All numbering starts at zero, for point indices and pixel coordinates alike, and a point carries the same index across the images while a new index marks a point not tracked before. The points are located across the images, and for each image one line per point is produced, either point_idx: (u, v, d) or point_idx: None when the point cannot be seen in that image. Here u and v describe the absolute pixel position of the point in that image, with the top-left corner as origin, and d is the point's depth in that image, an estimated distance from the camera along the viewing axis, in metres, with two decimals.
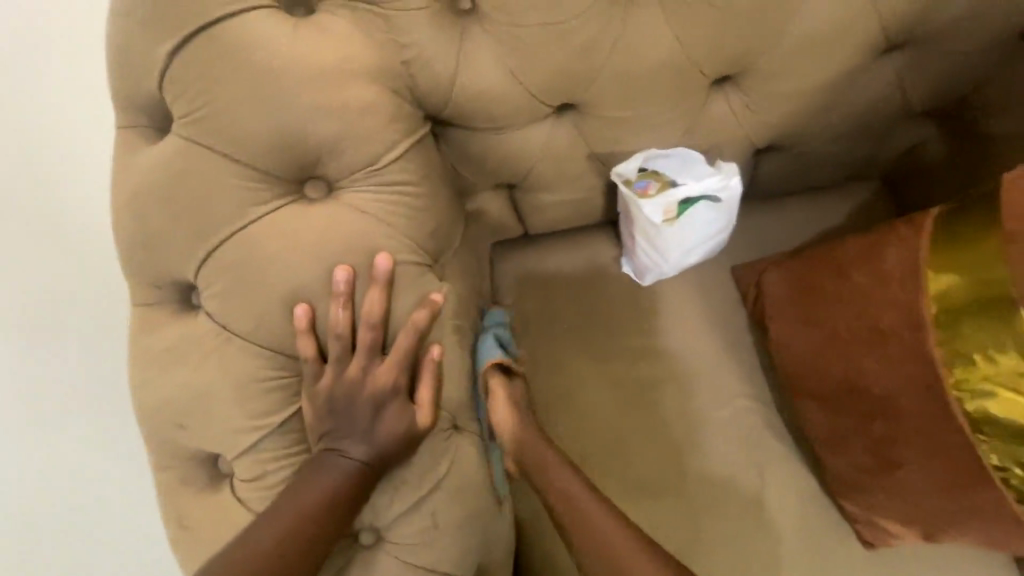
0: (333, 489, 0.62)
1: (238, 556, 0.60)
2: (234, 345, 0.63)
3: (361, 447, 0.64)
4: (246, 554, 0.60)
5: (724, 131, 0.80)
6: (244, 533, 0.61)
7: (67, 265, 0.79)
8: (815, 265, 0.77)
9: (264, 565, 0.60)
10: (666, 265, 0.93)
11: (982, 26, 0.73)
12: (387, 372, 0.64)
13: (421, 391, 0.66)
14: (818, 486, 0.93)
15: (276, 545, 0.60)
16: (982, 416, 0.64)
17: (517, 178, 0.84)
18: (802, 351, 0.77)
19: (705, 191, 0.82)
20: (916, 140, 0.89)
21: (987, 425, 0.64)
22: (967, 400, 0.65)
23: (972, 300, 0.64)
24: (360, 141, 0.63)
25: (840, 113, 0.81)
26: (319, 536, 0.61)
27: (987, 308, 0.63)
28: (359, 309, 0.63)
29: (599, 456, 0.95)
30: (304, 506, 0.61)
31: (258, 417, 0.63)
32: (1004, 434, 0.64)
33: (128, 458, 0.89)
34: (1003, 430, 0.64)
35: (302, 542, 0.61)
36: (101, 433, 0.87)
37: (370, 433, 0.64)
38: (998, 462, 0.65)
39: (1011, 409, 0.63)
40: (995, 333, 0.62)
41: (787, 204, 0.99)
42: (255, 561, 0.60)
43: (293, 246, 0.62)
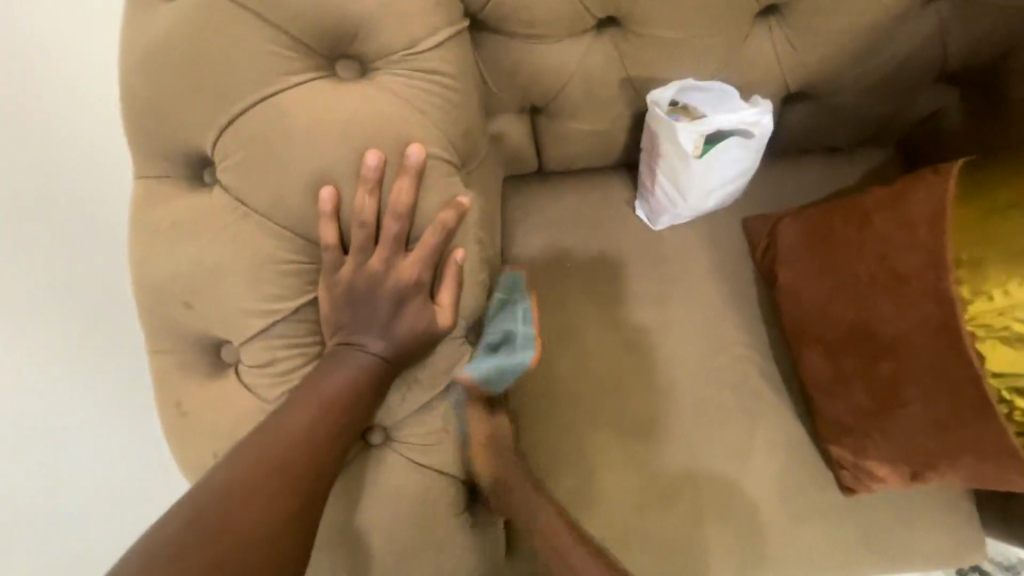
0: (354, 380, 0.61)
1: (256, 442, 0.57)
2: (251, 223, 0.59)
3: (379, 343, 0.62)
4: (265, 439, 0.57)
5: (760, 68, 0.79)
6: (264, 421, 0.59)
7: (78, 144, 0.76)
8: (835, 212, 0.78)
9: (281, 449, 0.57)
10: (685, 207, 0.92)
11: None
12: (414, 270, 0.61)
13: (445, 296, 0.64)
14: (807, 438, 0.95)
15: (296, 432, 0.58)
16: (996, 352, 0.65)
17: (548, 95, 0.82)
18: (813, 296, 0.78)
19: (738, 125, 0.80)
20: (936, 105, 0.88)
21: (1000, 359, 0.65)
22: (982, 336, 0.66)
23: (996, 241, 0.66)
24: (401, 20, 0.59)
25: (876, 63, 0.80)
26: (337, 428, 0.60)
27: (1011, 248, 0.65)
28: (386, 200, 0.60)
29: (595, 394, 0.96)
30: (325, 395, 0.60)
31: (273, 302, 0.61)
32: (1015, 366, 0.65)
33: (121, 353, 0.86)
34: (1015, 363, 0.65)
35: (323, 430, 0.59)
36: (96, 324, 0.83)
37: (388, 329, 0.62)
38: (1003, 394, 0.66)
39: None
40: (1018, 272, 0.64)
41: (804, 162, 0.99)
42: (274, 444, 0.57)
43: (322, 123, 0.58)
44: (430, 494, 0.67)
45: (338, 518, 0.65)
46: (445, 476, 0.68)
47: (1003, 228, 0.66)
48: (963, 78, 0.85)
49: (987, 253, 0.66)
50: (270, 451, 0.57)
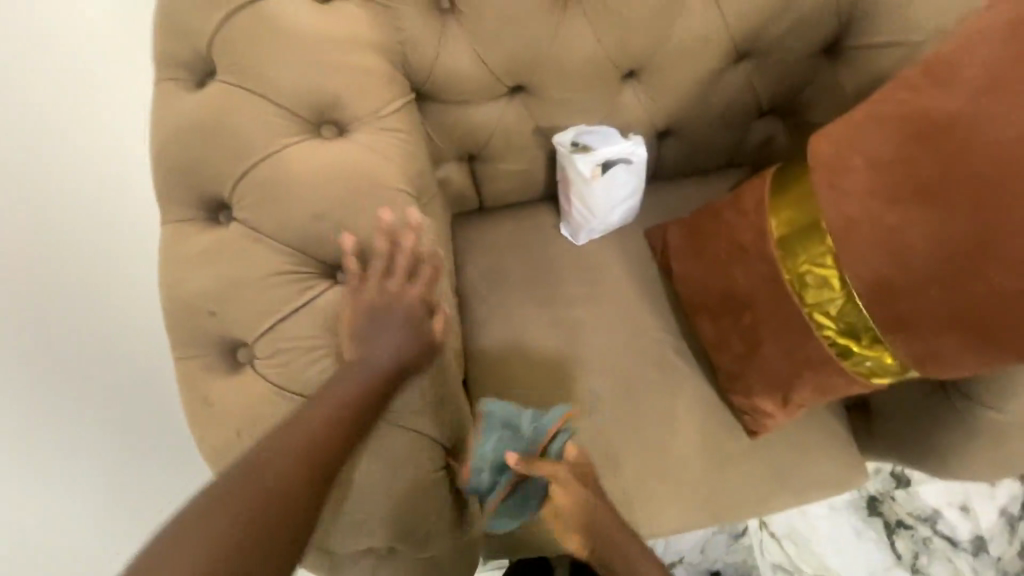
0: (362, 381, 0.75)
1: (292, 431, 0.70)
2: (263, 246, 0.79)
3: (389, 351, 0.78)
4: (302, 430, 0.71)
5: (633, 114, 1.08)
6: (296, 417, 0.72)
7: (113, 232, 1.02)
8: (701, 213, 1.05)
9: (317, 435, 0.71)
10: (596, 221, 1.17)
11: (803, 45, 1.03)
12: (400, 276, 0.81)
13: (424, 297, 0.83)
14: (720, 397, 1.17)
15: (325, 423, 0.72)
16: (809, 292, 0.88)
17: (480, 144, 1.07)
18: (695, 276, 1.04)
19: (621, 155, 1.08)
20: (764, 133, 1.20)
21: (812, 297, 0.88)
22: (796, 282, 0.89)
23: (798, 214, 0.89)
24: (367, 95, 0.83)
25: (714, 106, 1.11)
26: (358, 419, 0.74)
27: (808, 219, 0.88)
28: (363, 221, 0.81)
29: (543, 379, 1.16)
30: (339, 397, 0.74)
31: (279, 304, 0.78)
32: (819, 300, 0.88)
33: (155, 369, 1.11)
34: (821, 297, 0.88)
35: (346, 420, 0.73)
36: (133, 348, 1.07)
37: (398, 339, 0.79)
38: (818, 321, 0.89)
39: (825, 284, 0.87)
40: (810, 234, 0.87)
41: (683, 182, 1.27)
42: (310, 433, 0.71)
43: (314, 169, 0.80)
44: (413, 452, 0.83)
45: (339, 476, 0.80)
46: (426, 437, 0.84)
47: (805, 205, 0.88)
48: (779, 112, 1.17)
49: (793, 224, 0.89)
50: (308, 438, 0.70)
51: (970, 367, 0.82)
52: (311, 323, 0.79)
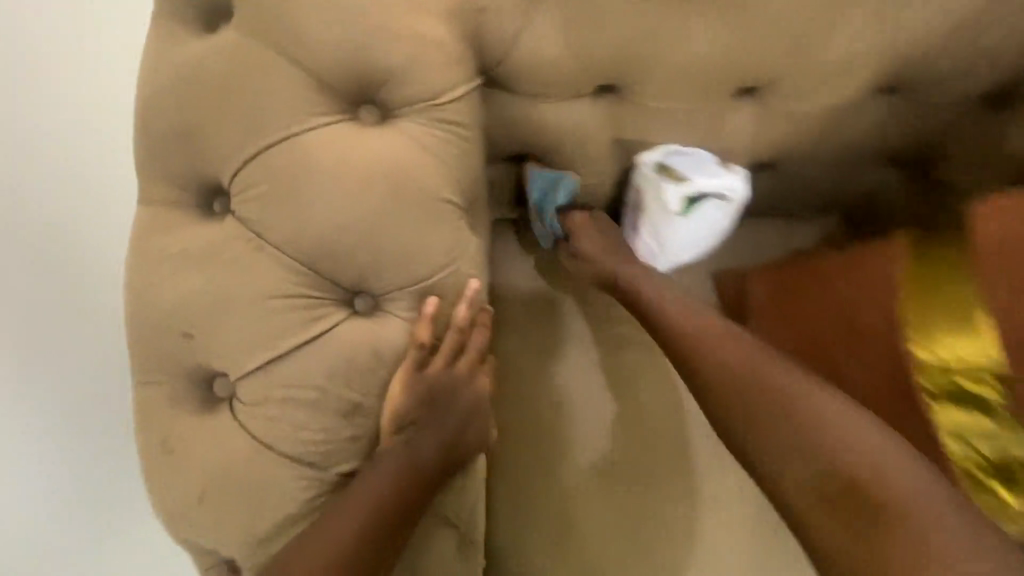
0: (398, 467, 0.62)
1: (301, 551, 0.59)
2: (264, 254, 0.59)
3: (431, 446, 0.64)
4: (310, 549, 0.59)
5: (737, 138, 0.88)
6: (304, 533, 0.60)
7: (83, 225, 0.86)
8: (799, 271, 0.87)
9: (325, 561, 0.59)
10: (665, 259, 0.98)
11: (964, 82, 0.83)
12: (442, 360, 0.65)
13: (462, 365, 0.66)
14: None
15: (334, 543, 0.59)
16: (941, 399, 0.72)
17: (546, 148, 0.88)
18: (781, 348, 0.85)
19: (718, 189, 0.87)
20: (880, 181, 0.98)
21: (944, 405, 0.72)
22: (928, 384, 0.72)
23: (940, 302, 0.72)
24: (426, 72, 0.63)
25: (835, 142, 0.90)
26: (375, 534, 0.60)
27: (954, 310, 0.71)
28: (398, 239, 0.62)
29: (577, 437, 0.94)
30: (370, 499, 0.61)
31: (274, 336, 0.59)
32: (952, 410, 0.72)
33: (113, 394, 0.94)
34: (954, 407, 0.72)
35: (361, 535, 0.60)
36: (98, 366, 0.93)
37: (438, 432, 0.65)
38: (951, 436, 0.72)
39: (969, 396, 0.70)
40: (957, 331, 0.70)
41: (767, 225, 1.06)
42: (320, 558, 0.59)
43: (346, 163, 0.61)
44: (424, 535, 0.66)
45: None
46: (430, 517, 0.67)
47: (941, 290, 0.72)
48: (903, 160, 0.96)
49: (932, 313, 0.72)
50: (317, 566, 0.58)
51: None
52: (314, 366, 0.60)
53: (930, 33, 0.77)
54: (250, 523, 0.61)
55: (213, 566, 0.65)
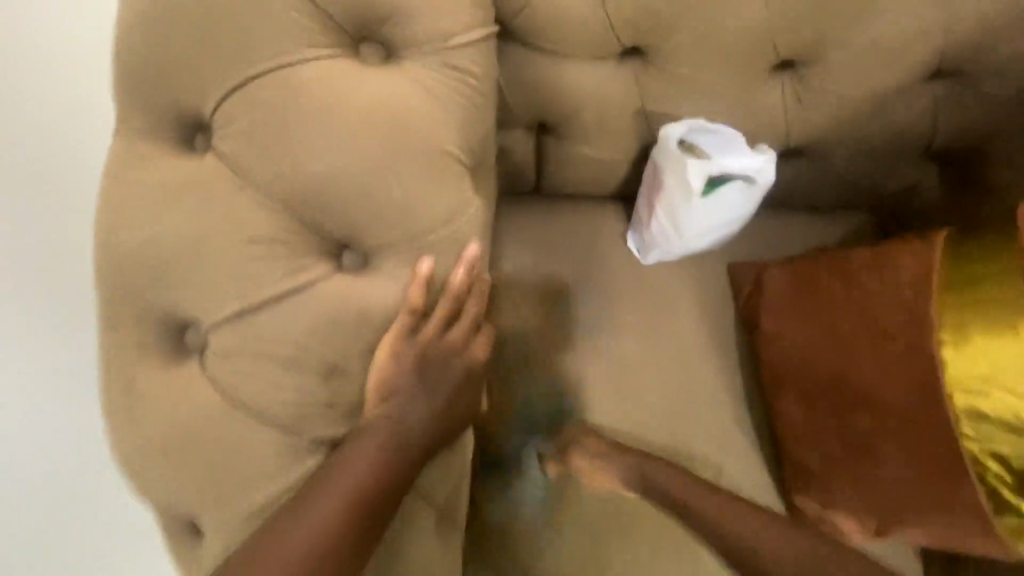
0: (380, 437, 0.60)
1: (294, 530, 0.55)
2: (245, 194, 0.55)
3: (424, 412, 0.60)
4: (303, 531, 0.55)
5: (768, 117, 0.81)
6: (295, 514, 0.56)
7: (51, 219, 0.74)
8: (821, 266, 0.80)
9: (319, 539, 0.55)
10: (678, 243, 0.92)
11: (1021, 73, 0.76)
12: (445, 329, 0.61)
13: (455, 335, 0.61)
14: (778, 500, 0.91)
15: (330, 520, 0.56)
16: (972, 413, 0.67)
17: (562, 114, 0.82)
18: (794, 347, 0.79)
19: (744, 171, 0.81)
20: (915, 180, 0.92)
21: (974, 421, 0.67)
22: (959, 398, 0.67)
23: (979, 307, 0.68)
24: (437, 11, 0.57)
25: (873, 129, 0.84)
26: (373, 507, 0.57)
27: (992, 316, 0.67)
28: (391, 191, 0.57)
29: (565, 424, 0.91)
30: (363, 477, 0.57)
31: (249, 284, 0.55)
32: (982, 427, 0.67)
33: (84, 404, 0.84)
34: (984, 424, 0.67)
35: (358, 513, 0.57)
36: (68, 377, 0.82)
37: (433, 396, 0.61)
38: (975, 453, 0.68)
39: (999, 408, 0.66)
40: (996, 338, 0.66)
41: (790, 219, 0.99)
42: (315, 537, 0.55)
43: (340, 101, 0.55)
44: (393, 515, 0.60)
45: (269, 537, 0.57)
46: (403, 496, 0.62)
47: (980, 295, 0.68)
48: (941, 156, 0.89)
49: (971, 319, 0.68)
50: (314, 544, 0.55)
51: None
52: (293, 323, 0.55)
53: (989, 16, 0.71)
54: (213, 483, 0.57)
55: (172, 526, 0.61)
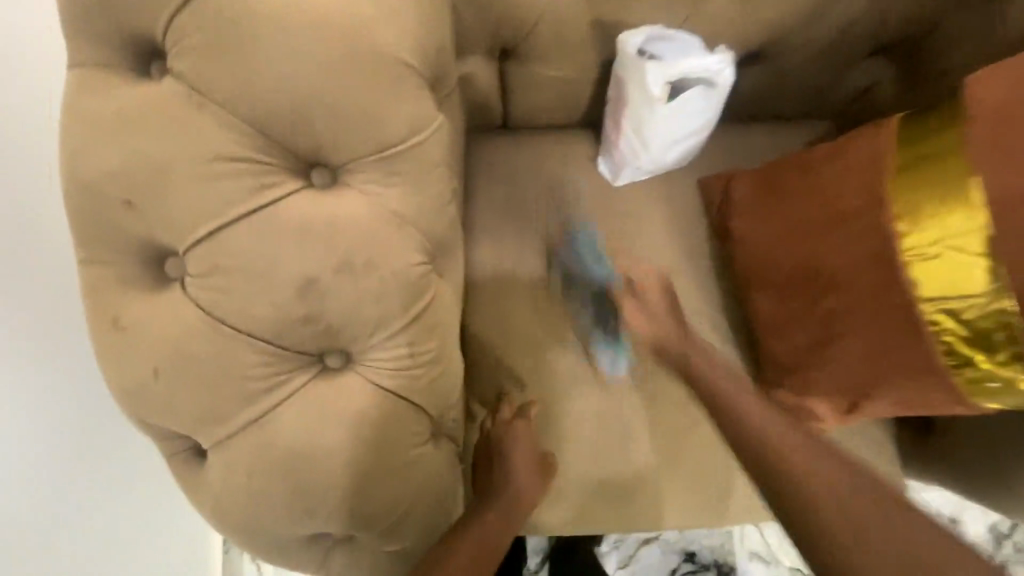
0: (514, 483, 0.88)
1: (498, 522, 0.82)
2: (205, 113, 0.55)
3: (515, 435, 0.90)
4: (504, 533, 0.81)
5: (721, 17, 0.82)
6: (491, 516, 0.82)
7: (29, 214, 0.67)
8: (785, 165, 0.83)
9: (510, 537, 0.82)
10: (647, 157, 0.93)
11: None
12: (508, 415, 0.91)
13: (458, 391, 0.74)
14: None
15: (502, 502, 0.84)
16: (928, 279, 0.69)
17: (520, 32, 0.83)
18: (763, 243, 0.83)
19: (703, 73, 0.83)
20: (871, 79, 0.94)
21: (932, 287, 0.69)
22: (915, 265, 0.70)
23: (933, 176, 0.69)
24: None
25: (826, 24, 0.85)
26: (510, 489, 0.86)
27: (942, 182, 0.69)
28: (350, 104, 0.57)
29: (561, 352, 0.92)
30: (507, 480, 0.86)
31: (221, 200, 0.56)
32: (940, 292, 0.69)
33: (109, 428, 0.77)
34: (942, 289, 0.69)
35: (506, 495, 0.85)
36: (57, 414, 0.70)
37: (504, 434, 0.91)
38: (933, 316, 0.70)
39: (953, 270, 0.68)
40: (949, 203, 0.68)
41: (756, 129, 1.00)
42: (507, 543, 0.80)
43: (286, 11, 0.55)
44: (386, 417, 0.64)
45: (262, 451, 0.60)
46: (395, 404, 0.64)
47: (930, 167, 0.70)
48: (895, 51, 0.91)
49: (924, 189, 0.70)
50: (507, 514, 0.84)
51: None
52: (268, 239, 0.57)
53: None
54: (206, 402, 0.59)
55: (176, 452, 0.63)
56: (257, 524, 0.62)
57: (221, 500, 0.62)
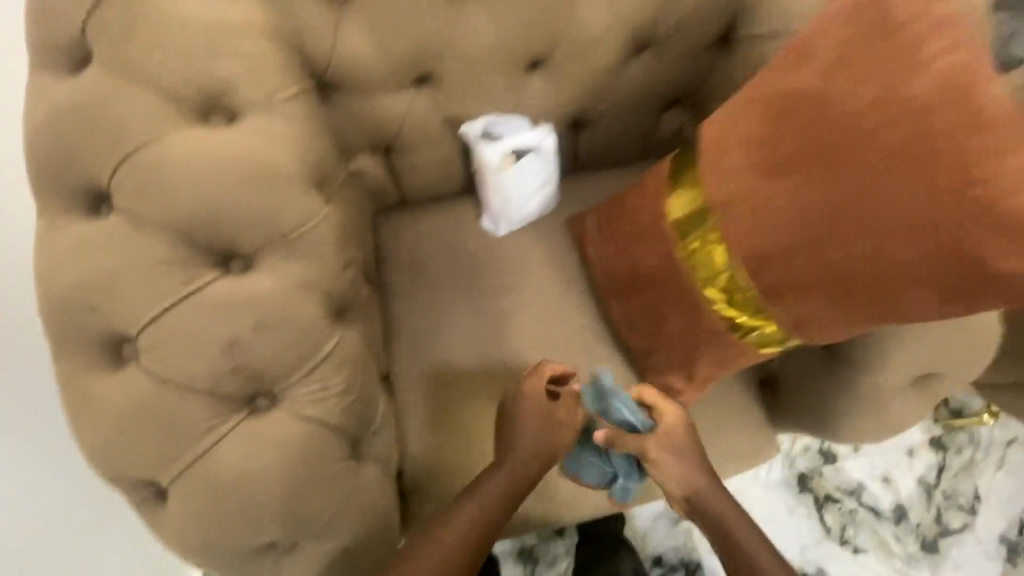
0: (514, 492, 0.96)
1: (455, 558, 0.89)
2: (144, 232, 0.76)
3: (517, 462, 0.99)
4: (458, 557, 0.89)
5: (542, 101, 1.08)
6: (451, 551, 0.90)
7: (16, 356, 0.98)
8: (612, 200, 1.07)
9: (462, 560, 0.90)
10: (512, 210, 1.18)
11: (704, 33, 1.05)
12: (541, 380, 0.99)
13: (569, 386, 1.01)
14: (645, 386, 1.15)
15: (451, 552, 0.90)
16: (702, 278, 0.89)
17: (392, 134, 1.08)
18: (606, 262, 1.06)
19: (530, 144, 1.09)
20: (676, 125, 1.23)
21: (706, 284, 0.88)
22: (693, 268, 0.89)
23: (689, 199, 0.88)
24: (258, 82, 0.82)
25: (624, 94, 1.12)
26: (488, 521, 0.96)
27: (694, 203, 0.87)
28: (253, 209, 0.80)
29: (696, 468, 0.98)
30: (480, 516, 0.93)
31: (160, 293, 0.76)
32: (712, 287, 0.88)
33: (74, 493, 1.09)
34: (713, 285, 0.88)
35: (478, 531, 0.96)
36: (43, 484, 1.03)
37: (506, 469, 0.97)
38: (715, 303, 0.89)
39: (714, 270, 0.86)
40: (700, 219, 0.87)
41: (600, 174, 1.28)
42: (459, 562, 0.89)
43: (198, 154, 0.78)
44: (312, 439, 0.81)
45: (210, 481, 0.77)
46: (320, 427, 0.83)
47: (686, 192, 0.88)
48: (686, 103, 1.20)
49: (686, 210, 0.88)
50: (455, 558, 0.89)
51: (875, 328, 0.78)
52: (201, 314, 0.77)
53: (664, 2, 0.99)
54: (163, 448, 0.76)
55: (142, 498, 0.79)
56: (217, 541, 0.79)
57: (187, 529, 0.78)
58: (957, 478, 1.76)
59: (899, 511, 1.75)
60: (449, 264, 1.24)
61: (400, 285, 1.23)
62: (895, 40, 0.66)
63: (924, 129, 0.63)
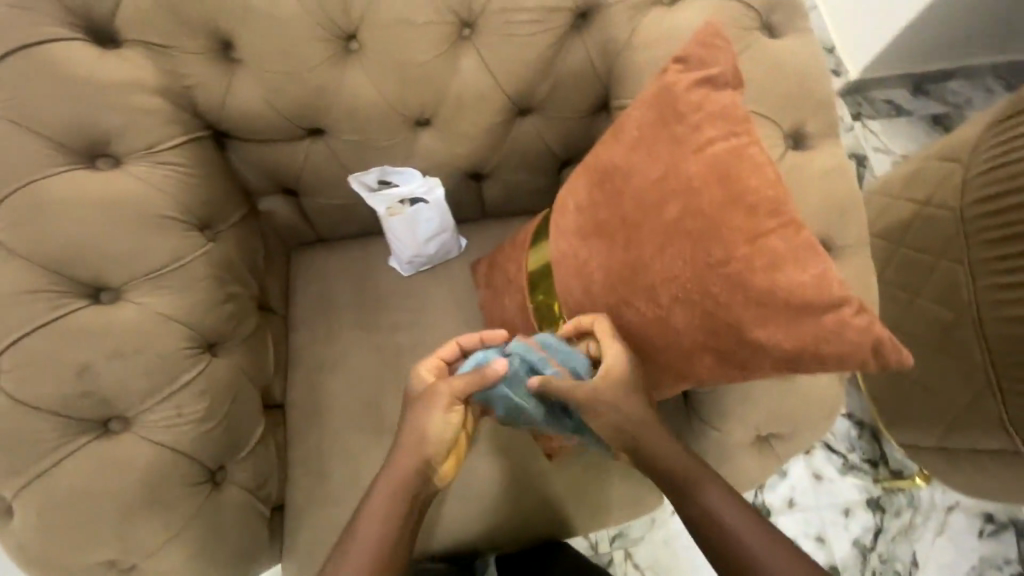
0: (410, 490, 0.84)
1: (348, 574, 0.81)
2: (14, 262, 0.84)
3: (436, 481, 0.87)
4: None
5: (433, 154, 1.14)
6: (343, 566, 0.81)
7: None
8: (497, 250, 1.12)
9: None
10: (406, 252, 1.24)
11: (588, 100, 1.09)
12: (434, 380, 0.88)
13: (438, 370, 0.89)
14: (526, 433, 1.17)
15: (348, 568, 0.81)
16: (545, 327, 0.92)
17: (293, 178, 1.16)
18: (485, 307, 1.10)
19: (416, 194, 1.15)
20: None
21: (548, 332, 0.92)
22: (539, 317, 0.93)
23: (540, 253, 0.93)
24: (141, 132, 0.92)
25: (517, 152, 1.17)
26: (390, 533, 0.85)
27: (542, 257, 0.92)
28: (122, 245, 0.88)
29: (657, 412, 0.83)
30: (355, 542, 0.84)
31: (22, 318, 0.83)
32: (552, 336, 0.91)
33: None
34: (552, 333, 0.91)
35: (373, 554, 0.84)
36: None
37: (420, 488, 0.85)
38: None
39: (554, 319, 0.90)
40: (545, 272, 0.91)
41: (507, 222, 1.33)
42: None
43: (75, 194, 0.87)
44: (155, 465, 0.86)
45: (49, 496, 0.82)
46: (168, 453, 0.87)
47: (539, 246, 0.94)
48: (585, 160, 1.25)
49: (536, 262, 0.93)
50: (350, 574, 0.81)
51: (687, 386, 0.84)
52: (58, 340, 0.83)
53: (541, 71, 1.05)
54: (9, 463, 0.81)
55: None
56: (55, 553, 0.84)
57: (27, 541, 0.83)
58: (895, 541, 1.66)
59: (832, 572, 1.63)
60: (353, 301, 1.28)
61: (305, 319, 1.28)
62: (677, 125, 0.73)
63: (693, 207, 0.71)
